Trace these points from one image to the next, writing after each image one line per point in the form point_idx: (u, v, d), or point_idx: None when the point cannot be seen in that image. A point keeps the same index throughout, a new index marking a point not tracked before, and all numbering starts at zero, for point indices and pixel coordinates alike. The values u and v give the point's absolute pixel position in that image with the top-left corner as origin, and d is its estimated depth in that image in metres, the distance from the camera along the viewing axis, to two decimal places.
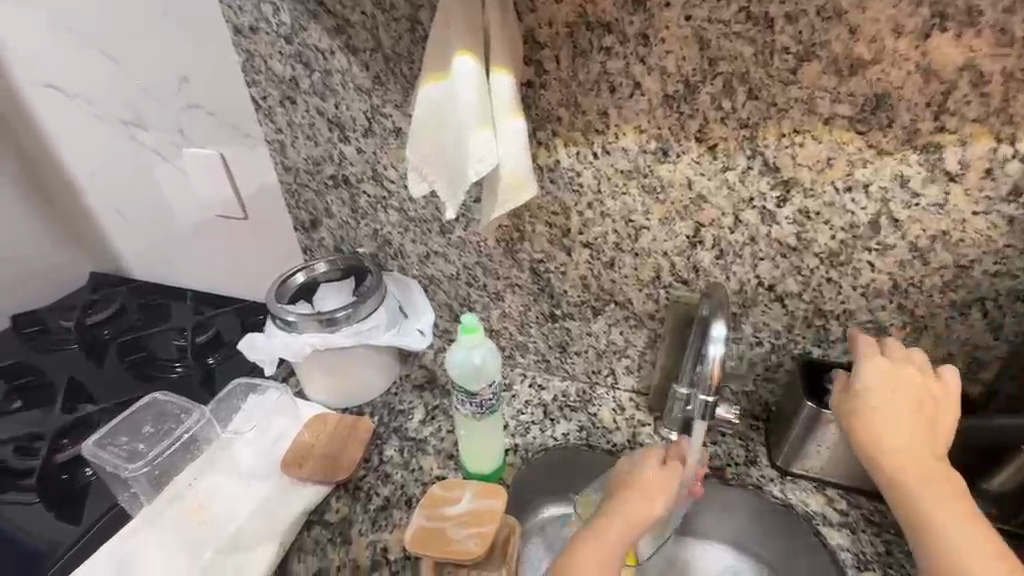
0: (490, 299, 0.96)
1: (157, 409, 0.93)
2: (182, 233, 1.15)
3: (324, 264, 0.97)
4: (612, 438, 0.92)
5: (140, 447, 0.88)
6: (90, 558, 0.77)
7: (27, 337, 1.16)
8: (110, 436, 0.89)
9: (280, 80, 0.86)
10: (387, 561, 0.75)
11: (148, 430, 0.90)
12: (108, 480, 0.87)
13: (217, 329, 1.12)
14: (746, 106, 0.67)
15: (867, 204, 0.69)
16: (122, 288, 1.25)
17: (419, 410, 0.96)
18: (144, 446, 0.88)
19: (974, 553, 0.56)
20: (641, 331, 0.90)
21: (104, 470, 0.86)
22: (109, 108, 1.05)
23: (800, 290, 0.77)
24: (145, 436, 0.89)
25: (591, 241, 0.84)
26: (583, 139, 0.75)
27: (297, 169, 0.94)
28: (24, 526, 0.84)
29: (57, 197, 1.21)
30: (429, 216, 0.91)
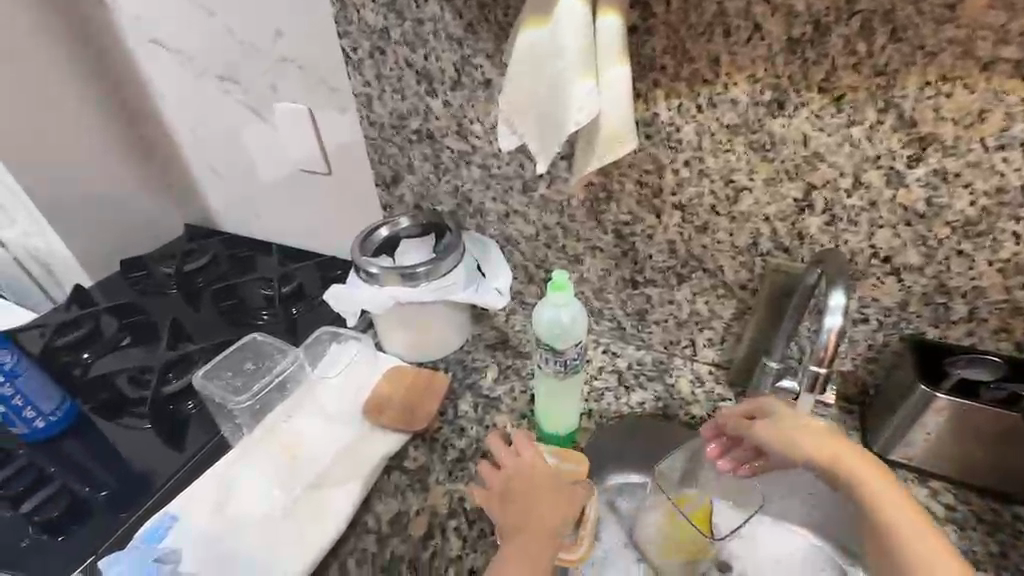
0: (568, 262, 0.94)
1: (255, 348, 0.97)
2: (269, 188, 1.20)
3: (406, 220, 0.97)
4: (690, 410, 0.89)
5: (244, 382, 0.93)
6: (197, 480, 0.84)
7: (134, 281, 1.26)
8: (216, 369, 0.94)
9: (372, 30, 0.85)
10: (465, 510, 0.77)
11: (249, 367, 0.95)
12: (212, 412, 0.95)
13: (300, 282, 1.17)
14: (886, 50, 0.60)
15: (1021, 165, 0.60)
16: (214, 239, 1.32)
17: (492, 369, 0.97)
18: (246, 381, 0.93)
19: (920, 545, 0.58)
20: (729, 301, 0.85)
21: (212, 401, 0.93)
22: (206, 64, 1.09)
23: (923, 262, 0.70)
24: (246, 372, 0.94)
25: (683, 203, 0.79)
26: (687, 90, 0.70)
27: (382, 124, 0.95)
28: (137, 448, 0.92)
29: (158, 150, 1.29)
30: (512, 174, 0.89)
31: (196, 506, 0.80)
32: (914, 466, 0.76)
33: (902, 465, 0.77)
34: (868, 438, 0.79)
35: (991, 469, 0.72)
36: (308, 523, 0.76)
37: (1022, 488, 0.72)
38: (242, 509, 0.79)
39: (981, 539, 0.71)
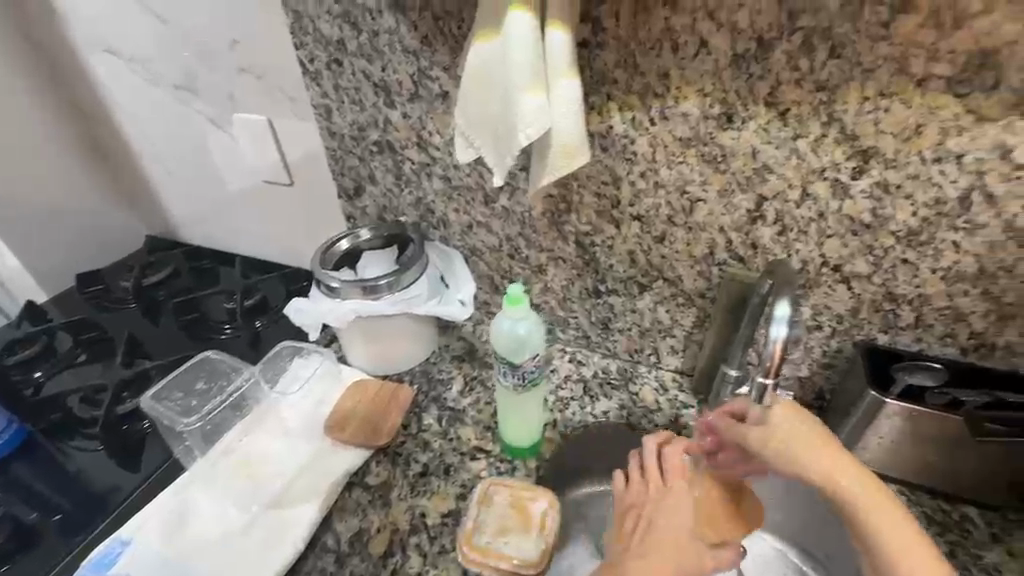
0: (532, 272, 0.94)
1: (210, 366, 0.95)
2: (231, 199, 1.18)
3: (368, 232, 0.97)
4: (653, 418, 0.89)
5: (194, 403, 0.89)
6: (149, 504, 0.82)
7: (90, 295, 1.22)
8: (166, 389, 0.91)
9: (328, 41, 0.84)
10: (426, 526, 0.77)
11: (201, 387, 0.92)
12: (162, 432, 0.90)
13: (263, 294, 1.15)
14: (826, 66, 0.61)
15: (957, 177, 0.62)
16: (176, 251, 1.29)
17: (457, 380, 0.96)
18: (197, 402, 0.90)
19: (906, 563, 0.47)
20: (690, 310, 0.86)
21: (161, 423, 0.89)
22: (162, 73, 1.06)
23: (870, 271, 0.71)
24: (199, 392, 0.91)
25: (641, 214, 0.80)
26: (640, 103, 0.71)
27: (342, 135, 0.94)
28: (89, 470, 0.89)
29: (115, 161, 1.26)
30: (473, 185, 0.89)
31: (148, 528, 0.78)
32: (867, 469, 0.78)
33: None
34: None
35: (941, 472, 0.74)
36: (264, 544, 0.75)
37: (971, 490, 0.74)
38: (197, 531, 0.77)
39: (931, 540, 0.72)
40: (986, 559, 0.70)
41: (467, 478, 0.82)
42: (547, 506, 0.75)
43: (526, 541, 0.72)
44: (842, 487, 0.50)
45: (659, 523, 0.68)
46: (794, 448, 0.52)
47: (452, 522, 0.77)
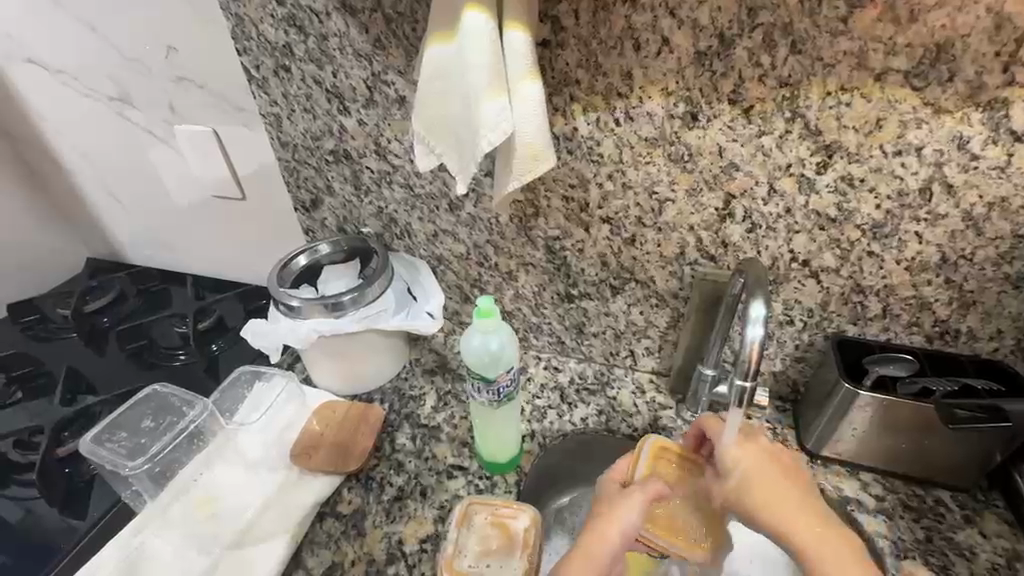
0: (503, 280, 0.91)
1: (159, 401, 0.88)
2: (180, 216, 1.11)
3: (326, 246, 0.92)
4: (632, 422, 0.88)
5: (141, 443, 0.82)
6: (96, 557, 0.74)
7: (24, 326, 1.12)
8: (106, 431, 0.83)
9: (273, 47, 0.79)
10: (403, 554, 0.73)
11: (148, 425, 0.85)
12: (109, 477, 0.83)
13: (219, 315, 1.08)
14: (788, 62, 0.61)
15: (917, 169, 0.63)
16: (120, 273, 1.20)
17: (430, 396, 0.92)
18: (145, 441, 0.83)
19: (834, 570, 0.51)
20: (663, 311, 0.85)
21: (103, 468, 0.81)
22: (95, 84, 0.98)
23: (838, 265, 0.72)
24: (146, 431, 0.84)
25: (610, 216, 0.78)
26: (603, 103, 0.69)
27: (295, 145, 0.89)
28: (26, 522, 0.81)
29: (50, 182, 1.17)
30: (436, 192, 0.86)
31: None
32: (843, 459, 0.78)
33: (832, 458, 0.79)
34: (801, 434, 0.80)
35: (915, 460, 0.75)
36: None
37: (943, 475, 0.75)
38: None
39: (908, 527, 0.73)
40: (960, 541, 0.72)
41: (445, 499, 0.79)
42: (528, 522, 0.72)
43: (509, 563, 0.68)
44: (777, 502, 0.55)
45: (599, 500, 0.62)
46: (750, 471, 0.57)
47: (431, 547, 0.74)
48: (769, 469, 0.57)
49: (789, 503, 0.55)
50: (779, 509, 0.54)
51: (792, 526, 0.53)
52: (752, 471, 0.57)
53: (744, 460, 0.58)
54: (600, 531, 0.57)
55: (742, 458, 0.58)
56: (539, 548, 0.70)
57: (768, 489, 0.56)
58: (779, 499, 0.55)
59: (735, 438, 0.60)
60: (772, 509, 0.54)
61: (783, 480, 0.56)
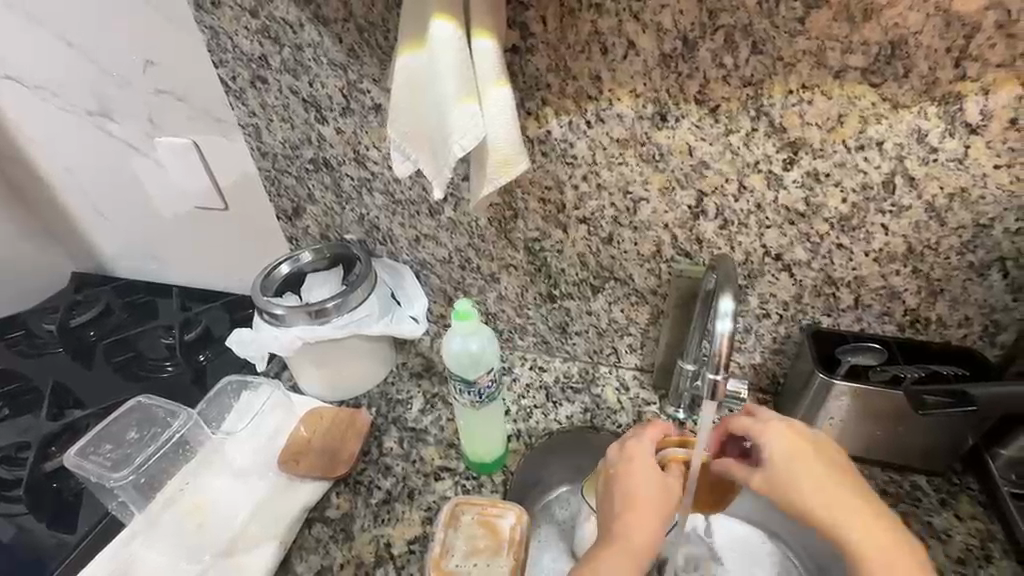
0: (486, 282, 0.92)
1: (143, 413, 0.89)
2: (164, 228, 1.11)
3: (309, 253, 0.93)
4: (616, 418, 0.89)
5: (127, 453, 0.83)
6: (85, 569, 0.75)
7: (10, 342, 1.12)
8: (92, 443, 0.84)
9: (249, 58, 0.80)
10: (392, 556, 0.74)
11: (133, 436, 0.86)
12: (95, 489, 0.83)
13: (205, 325, 1.09)
14: (750, 61, 0.62)
15: (880, 163, 0.65)
16: (107, 286, 1.21)
17: (417, 399, 0.93)
18: (130, 452, 0.84)
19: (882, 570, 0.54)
20: (644, 308, 0.86)
21: (89, 480, 0.81)
22: (74, 99, 0.99)
23: (809, 258, 0.73)
24: (131, 442, 0.85)
25: (587, 217, 0.79)
26: (575, 107, 0.70)
27: (275, 154, 0.89)
28: (14, 537, 0.81)
29: (31, 197, 1.17)
30: (416, 198, 0.87)
31: None
32: None
33: None
34: None
35: (892, 447, 0.76)
36: None
37: (920, 460, 0.77)
38: None
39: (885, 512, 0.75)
40: (936, 524, 0.73)
41: (433, 500, 0.80)
42: (515, 519, 0.73)
43: (495, 562, 0.69)
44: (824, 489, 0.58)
45: (637, 490, 0.61)
46: (800, 467, 0.58)
47: (420, 547, 0.75)
48: (814, 460, 0.59)
49: (830, 493, 0.57)
50: (833, 507, 0.56)
51: (840, 521, 0.56)
52: (798, 465, 0.59)
53: (788, 455, 0.59)
54: (643, 526, 0.59)
55: (787, 455, 0.59)
56: (525, 545, 0.71)
57: (808, 479, 0.58)
58: (818, 490, 0.57)
59: (772, 426, 0.61)
60: (827, 506, 0.56)
61: (823, 466, 0.59)
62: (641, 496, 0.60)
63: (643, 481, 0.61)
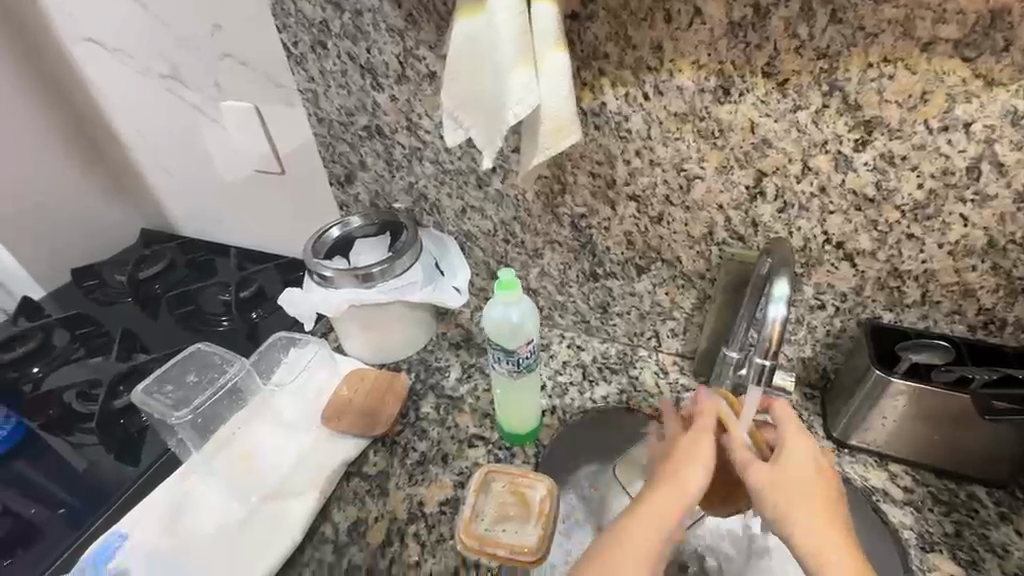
0: (529, 257, 0.92)
1: (201, 358, 0.92)
2: (224, 190, 1.16)
3: (359, 218, 0.95)
4: (654, 402, 0.88)
5: (186, 395, 0.87)
6: (143, 502, 0.79)
7: (87, 290, 1.22)
8: (155, 383, 0.88)
9: (311, 23, 0.82)
10: (423, 514, 0.76)
11: (192, 379, 0.89)
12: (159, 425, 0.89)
13: (259, 285, 1.15)
14: (826, 32, 0.58)
15: (966, 146, 0.60)
16: (171, 244, 1.28)
17: (455, 367, 0.97)
18: (189, 394, 0.87)
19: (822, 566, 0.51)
20: (690, 291, 0.84)
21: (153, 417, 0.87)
22: (147, 61, 1.04)
23: (874, 248, 0.69)
24: (190, 386, 0.88)
25: (638, 194, 0.78)
26: (633, 78, 0.68)
27: (331, 121, 0.92)
28: (86, 464, 0.88)
29: (108, 155, 1.25)
30: (465, 168, 0.87)
31: (146, 522, 0.77)
32: (871, 448, 0.76)
33: (860, 447, 0.77)
34: (830, 422, 0.79)
35: (950, 453, 0.72)
36: (261, 535, 0.74)
37: (980, 469, 0.72)
38: (195, 524, 0.76)
39: (936, 521, 0.71)
40: (993, 538, 0.69)
41: (466, 466, 0.81)
42: (545, 492, 0.74)
43: (524, 528, 0.71)
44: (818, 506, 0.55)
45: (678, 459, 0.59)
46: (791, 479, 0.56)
47: (451, 509, 0.76)
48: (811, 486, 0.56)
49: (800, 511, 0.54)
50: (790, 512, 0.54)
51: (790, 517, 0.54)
52: (776, 479, 0.56)
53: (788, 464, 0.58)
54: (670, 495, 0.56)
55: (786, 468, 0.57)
56: (554, 517, 0.72)
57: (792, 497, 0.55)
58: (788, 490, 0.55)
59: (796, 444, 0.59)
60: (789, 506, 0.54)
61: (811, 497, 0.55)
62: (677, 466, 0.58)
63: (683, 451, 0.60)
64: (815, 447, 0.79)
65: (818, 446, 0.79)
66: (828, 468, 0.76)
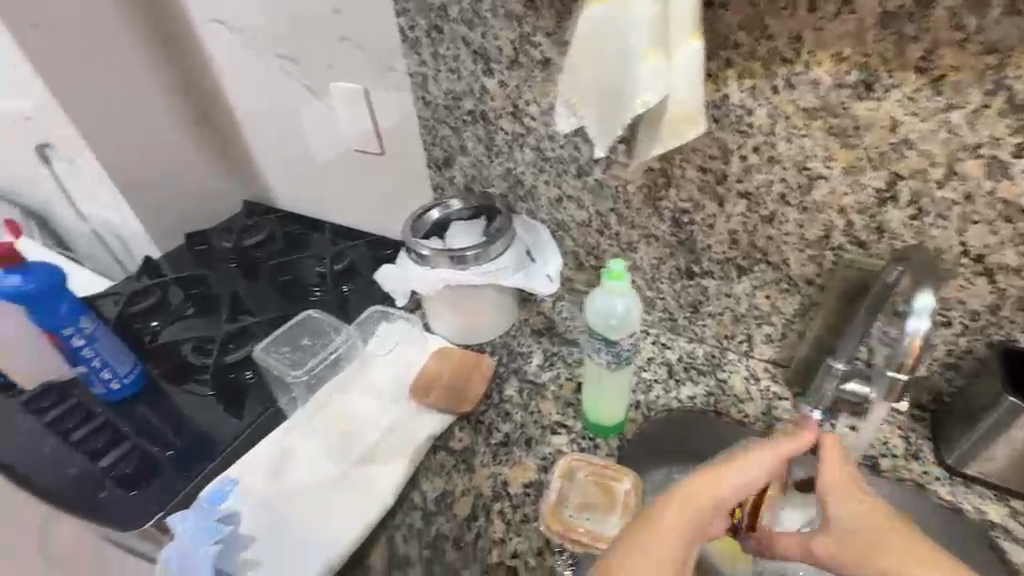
0: (621, 250, 0.92)
1: (313, 325, 1.01)
2: (325, 167, 1.23)
3: (458, 202, 0.98)
4: (743, 408, 0.86)
5: (301, 356, 0.96)
6: (252, 450, 0.86)
7: (197, 254, 1.32)
8: (275, 343, 0.98)
9: (430, 7, 0.83)
10: (508, 494, 0.77)
11: (305, 342, 0.98)
12: (271, 383, 0.97)
13: (351, 261, 1.22)
14: (999, 25, 0.54)
15: None
16: (271, 217, 1.37)
17: (538, 354, 0.98)
18: (303, 355, 0.96)
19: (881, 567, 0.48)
20: (793, 297, 0.81)
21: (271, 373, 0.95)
22: (268, 42, 1.10)
23: (1020, 263, 0.63)
24: (304, 347, 0.97)
25: (750, 191, 0.75)
26: (763, 70, 0.65)
27: (436, 104, 0.94)
28: (195, 414, 0.95)
29: (221, 130, 1.34)
30: (567, 157, 0.87)
31: (255, 470, 0.83)
32: (989, 479, 0.71)
33: (976, 477, 0.72)
34: (942, 448, 0.74)
35: None
36: (359, 500, 0.77)
37: None
38: (297, 477, 0.82)
39: None
40: None
41: (549, 452, 0.82)
42: (629, 486, 0.74)
43: (608, 519, 0.71)
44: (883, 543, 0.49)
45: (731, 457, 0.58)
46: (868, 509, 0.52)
47: (534, 492, 0.77)
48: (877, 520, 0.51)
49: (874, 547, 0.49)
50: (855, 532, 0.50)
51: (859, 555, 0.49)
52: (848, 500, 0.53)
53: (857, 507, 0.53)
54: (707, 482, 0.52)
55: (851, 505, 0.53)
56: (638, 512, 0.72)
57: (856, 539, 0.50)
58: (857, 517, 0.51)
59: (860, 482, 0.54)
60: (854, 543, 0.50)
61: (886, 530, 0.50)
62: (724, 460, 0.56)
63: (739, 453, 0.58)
64: (924, 472, 0.74)
65: (928, 472, 0.74)
66: (938, 496, 0.71)
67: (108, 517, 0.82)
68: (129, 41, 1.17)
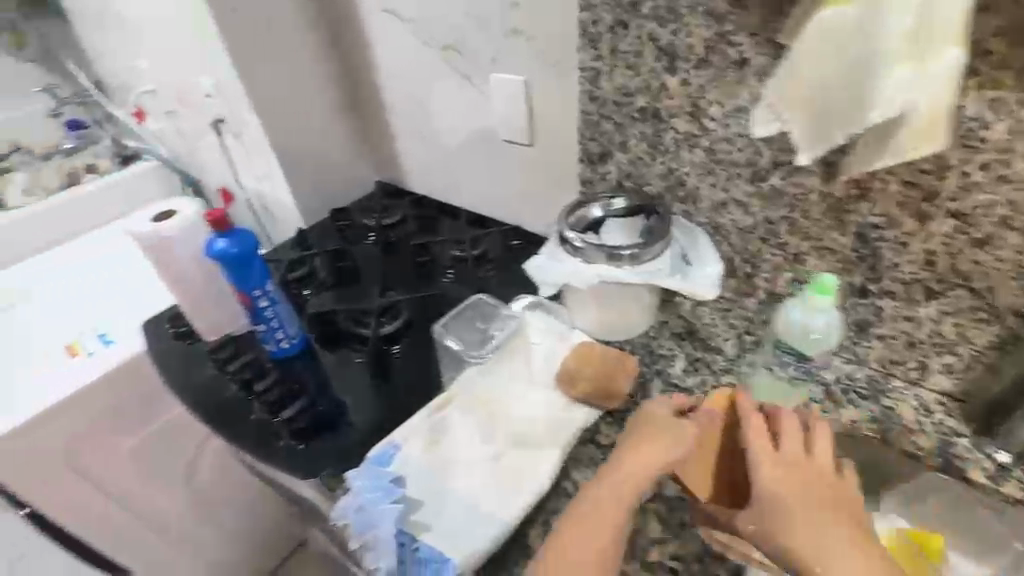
0: (787, 260, 0.89)
1: (481, 309, 1.04)
2: (468, 154, 1.28)
3: (620, 200, 0.97)
4: (916, 441, 0.77)
5: (483, 337, 0.98)
6: (412, 418, 0.89)
7: (338, 228, 1.40)
8: (450, 326, 1.01)
9: (619, 3, 0.83)
10: (664, 495, 0.77)
11: (480, 326, 1.01)
12: (449, 359, 0.99)
13: (485, 247, 1.26)
14: None
15: None
16: (405, 200, 1.45)
17: (681, 358, 0.97)
18: (483, 337, 0.98)
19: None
20: (991, 328, 0.75)
21: (453, 352, 0.98)
22: (434, 32, 1.15)
23: None
24: (481, 330, 1.00)
25: (964, 211, 0.69)
26: (1014, 82, 0.60)
27: (604, 100, 0.94)
28: (348, 378, 1.01)
29: (368, 113, 1.43)
30: (743, 161, 0.84)
31: (416, 437, 0.86)
32: None
33: None
34: None
35: None
36: (514, 484, 0.80)
37: None
38: (455, 451, 0.85)
39: None
40: None
41: None
42: None
43: None
44: (815, 523, 0.59)
45: (654, 429, 0.71)
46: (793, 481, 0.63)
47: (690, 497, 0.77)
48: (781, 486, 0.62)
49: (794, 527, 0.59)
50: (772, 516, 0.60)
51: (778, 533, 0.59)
52: (779, 476, 0.63)
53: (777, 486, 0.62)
54: (634, 463, 0.69)
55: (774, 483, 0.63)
56: None
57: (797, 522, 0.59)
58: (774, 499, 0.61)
59: (769, 452, 0.66)
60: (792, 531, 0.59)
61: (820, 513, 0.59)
62: (648, 447, 0.70)
63: (658, 425, 0.72)
64: None
65: None
66: None
67: (289, 464, 0.88)
68: (300, 30, 1.26)
